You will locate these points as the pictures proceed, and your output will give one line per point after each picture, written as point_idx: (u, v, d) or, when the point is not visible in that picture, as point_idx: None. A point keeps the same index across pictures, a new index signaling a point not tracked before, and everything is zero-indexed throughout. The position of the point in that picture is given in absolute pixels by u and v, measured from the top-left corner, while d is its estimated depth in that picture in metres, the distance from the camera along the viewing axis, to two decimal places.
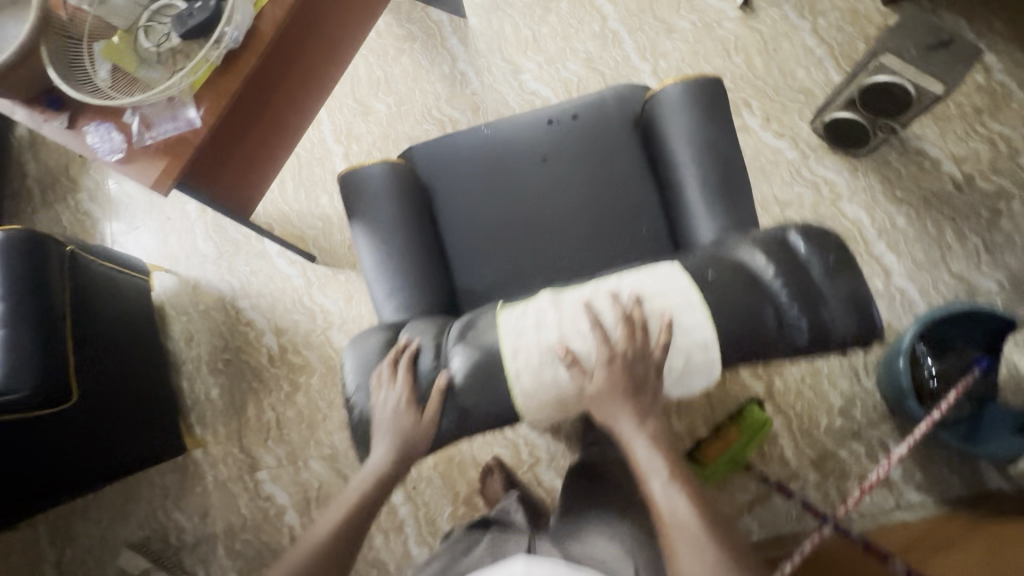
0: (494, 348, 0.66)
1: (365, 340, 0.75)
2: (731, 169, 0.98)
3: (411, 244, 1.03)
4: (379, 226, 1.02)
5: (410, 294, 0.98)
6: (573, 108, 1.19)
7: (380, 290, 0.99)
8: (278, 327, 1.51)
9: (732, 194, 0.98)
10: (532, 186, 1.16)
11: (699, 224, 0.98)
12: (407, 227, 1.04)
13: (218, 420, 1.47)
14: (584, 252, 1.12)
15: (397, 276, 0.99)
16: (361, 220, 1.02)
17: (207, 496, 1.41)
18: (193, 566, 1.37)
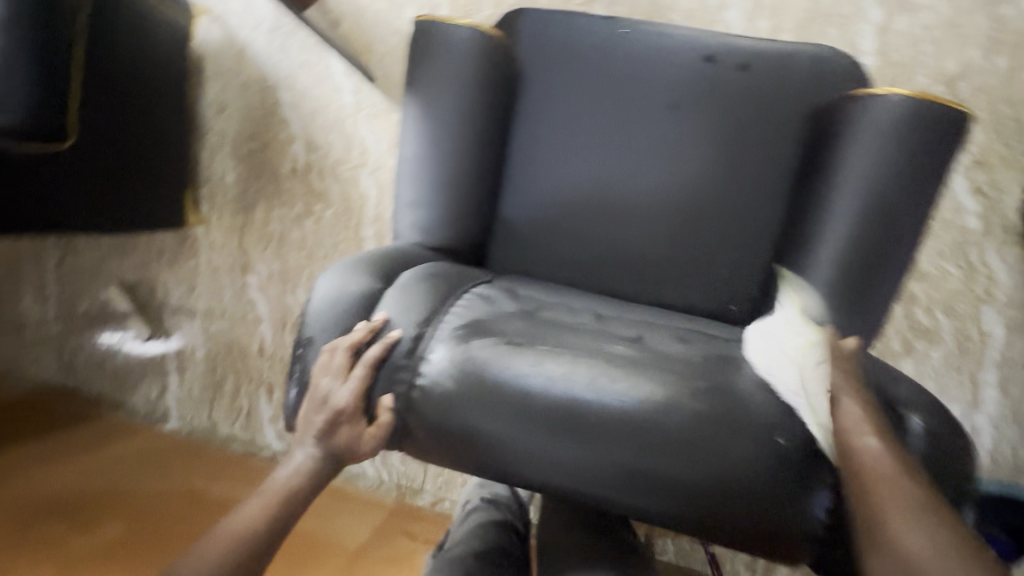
0: (479, 383, 0.57)
1: (343, 288, 0.61)
2: (891, 249, 0.72)
3: (464, 149, 0.82)
4: (437, 111, 0.81)
5: (438, 213, 0.82)
6: (748, 54, 0.85)
7: (407, 194, 0.83)
8: (310, 140, 1.35)
9: (872, 280, 0.73)
10: (641, 131, 0.88)
11: (810, 293, 0.75)
12: (468, 124, 0.82)
13: (225, 206, 1.40)
14: (657, 242, 0.89)
15: (431, 183, 0.81)
16: (420, 92, 0.81)
17: (197, 273, 1.43)
18: (171, 325, 1.46)
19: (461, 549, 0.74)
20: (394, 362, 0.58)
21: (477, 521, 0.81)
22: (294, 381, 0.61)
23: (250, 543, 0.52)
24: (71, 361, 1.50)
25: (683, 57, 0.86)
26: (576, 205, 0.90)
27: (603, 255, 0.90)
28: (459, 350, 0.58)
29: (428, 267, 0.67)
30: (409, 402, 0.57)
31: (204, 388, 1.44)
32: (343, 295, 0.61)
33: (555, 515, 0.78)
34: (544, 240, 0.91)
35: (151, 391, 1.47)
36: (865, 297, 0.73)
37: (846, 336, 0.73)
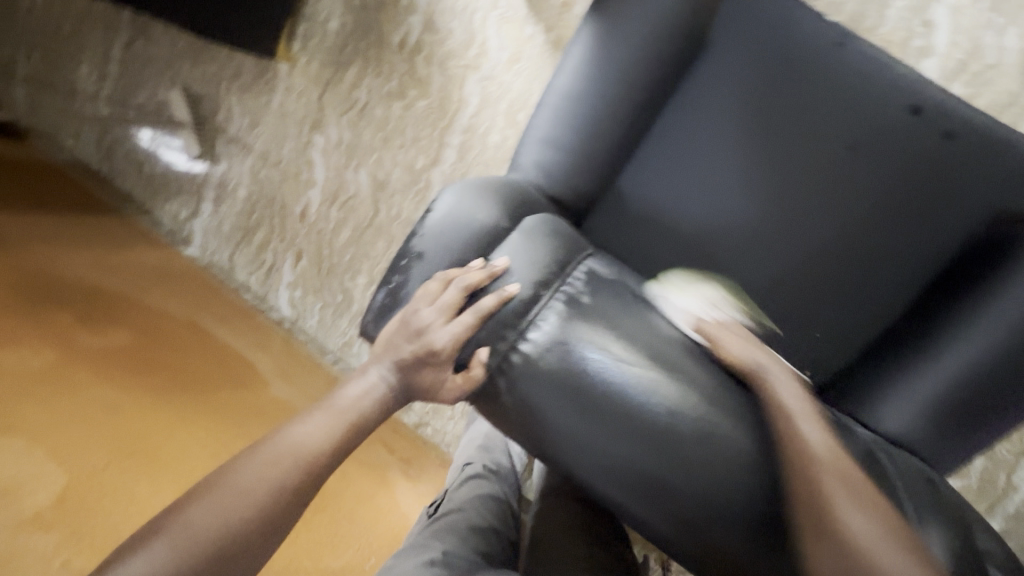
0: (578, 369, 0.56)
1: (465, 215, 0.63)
2: (1013, 392, 0.67)
3: (622, 103, 0.73)
4: (614, 50, 0.71)
5: (566, 161, 0.74)
6: (959, 124, 0.74)
7: (542, 127, 0.74)
8: (431, 19, 1.23)
9: (978, 413, 0.68)
10: (803, 159, 0.79)
11: (905, 399, 0.71)
12: (639, 77, 0.73)
13: (318, 54, 1.29)
14: (765, 278, 0.82)
15: (573, 127, 0.73)
16: (606, 21, 0.71)
17: (265, 112, 1.33)
18: (221, 154, 1.38)
19: (464, 510, 0.79)
20: (502, 318, 0.58)
21: (480, 485, 0.86)
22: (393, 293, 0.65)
23: (311, 462, 0.52)
24: (110, 149, 1.44)
25: (889, 98, 0.76)
26: (699, 207, 0.82)
27: (703, 269, 0.83)
28: (561, 325, 0.58)
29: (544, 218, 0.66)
30: (501, 363, 0.58)
31: (234, 229, 1.39)
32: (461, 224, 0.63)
33: (553, 508, 0.82)
34: (650, 228, 0.84)
35: (181, 211, 1.41)
36: (961, 426, 0.69)
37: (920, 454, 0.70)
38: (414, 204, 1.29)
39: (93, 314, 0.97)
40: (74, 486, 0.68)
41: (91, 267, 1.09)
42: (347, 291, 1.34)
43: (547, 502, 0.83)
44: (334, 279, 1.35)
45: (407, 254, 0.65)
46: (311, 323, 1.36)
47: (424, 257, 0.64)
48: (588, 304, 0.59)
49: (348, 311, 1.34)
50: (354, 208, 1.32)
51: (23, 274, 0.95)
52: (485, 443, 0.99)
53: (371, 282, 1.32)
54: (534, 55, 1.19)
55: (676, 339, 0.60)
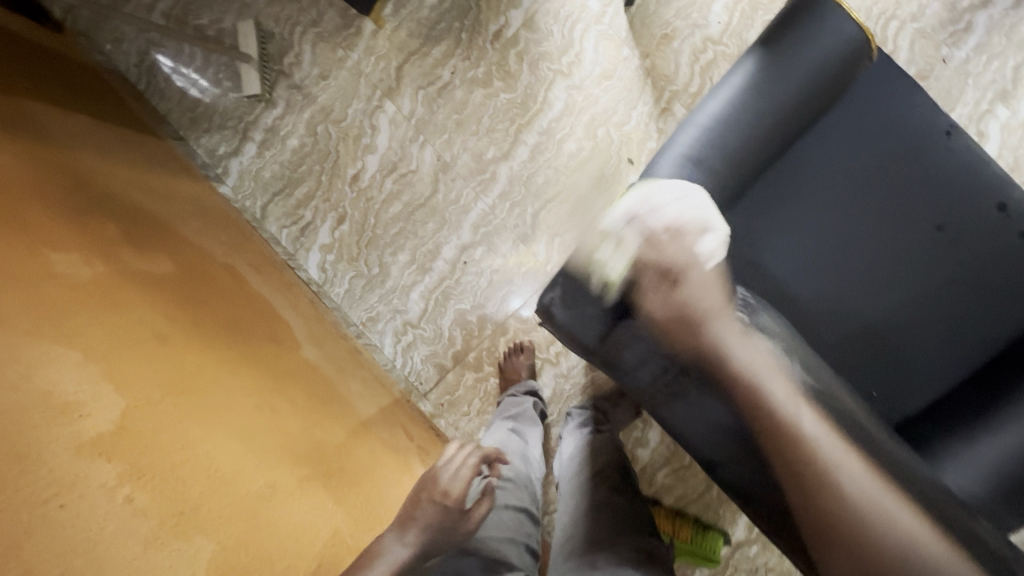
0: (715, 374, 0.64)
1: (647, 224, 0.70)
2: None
3: (759, 139, 0.75)
4: (767, 87, 0.73)
5: (706, 181, 0.74)
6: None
7: (685, 146, 0.75)
8: (531, 18, 1.23)
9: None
10: (895, 228, 0.84)
11: (954, 465, 0.75)
12: (785, 118, 0.74)
13: (409, 22, 1.26)
14: (842, 330, 0.86)
15: (718, 151, 0.74)
16: (764, 59, 0.74)
17: (339, 66, 1.28)
18: (279, 97, 1.31)
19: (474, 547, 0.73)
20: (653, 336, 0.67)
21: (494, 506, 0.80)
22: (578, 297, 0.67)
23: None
24: (154, 64, 1.34)
25: (983, 191, 0.82)
26: (794, 253, 0.86)
27: (787, 310, 0.87)
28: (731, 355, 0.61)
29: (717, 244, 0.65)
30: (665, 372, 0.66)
31: (276, 177, 1.31)
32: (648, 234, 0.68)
33: (588, 516, 0.77)
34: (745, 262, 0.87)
35: (221, 146, 1.33)
36: (1017, 496, 0.72)
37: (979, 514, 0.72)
38: (474, 193, 1.27)
39: (137, 232, 0.88)
40: (131, 413, 0.61)
41: (133, 184, 1.00)
42: (385, 265, 1.29)
43: (579, 510, 0.79)
44: (373, 251, 1.29)
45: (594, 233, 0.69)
46: (338, 290, 1.31)
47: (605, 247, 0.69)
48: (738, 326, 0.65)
49: (381, 286, 1.29)
50: (411, 184, 1.28)
51: (69, 174, 0.86)
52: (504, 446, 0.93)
53: (414, 262, 1.28)
54: (626, 76, 1.22)
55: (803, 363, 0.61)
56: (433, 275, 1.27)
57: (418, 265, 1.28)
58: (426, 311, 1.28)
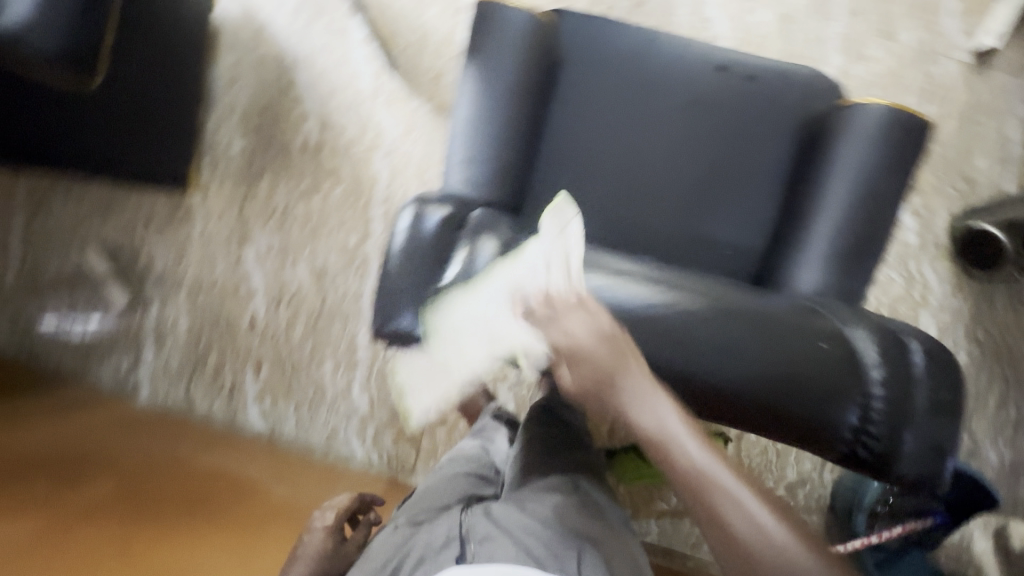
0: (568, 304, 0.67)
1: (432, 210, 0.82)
2: (871, 228, 0.86)
3: (514, 121, 0.90)
4: (493, 83, 0.88)
5: (490, 171, 0.88)
6: (754, 70, 0.99)
7: (460, 151, 0.88)
8: (324, 119, 1.38)
9: (857, 258, 0.86)
10: (663, 123, 1.00)
11: (802, 270, 0.88)
12: (520, 95, 0.91)
13: (227, 176, 1.38)
14: (671, 218, 0.99)
15: (484, 144, 0.88)
16: (476, 62, 0.89)
17: (188, 243, 1.38)
18: (151, 296, 1.38)
19: (428, 503, 0.85)
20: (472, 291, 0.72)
21: (444, 478, 0.92)
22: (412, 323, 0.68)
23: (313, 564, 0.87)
24: (27, 330, 1.38)
25: (702, 66, 1.00)
26: (603, 181, 1.00)
27: (625, 226, 1.00)
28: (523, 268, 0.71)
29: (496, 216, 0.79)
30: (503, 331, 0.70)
31: (185, 363, 1.37)
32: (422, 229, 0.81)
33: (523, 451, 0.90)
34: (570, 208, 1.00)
35: (122, 364, 1.37)
36: (852, 267, 0.86)
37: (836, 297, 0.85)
38: (358, 279, 1.36)
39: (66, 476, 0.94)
40: None
41: (48, 437, 1.05)
42: (319, 381, 1.35)
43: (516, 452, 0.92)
44: (302, 375, 1.36)
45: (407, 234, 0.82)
46: (290, 426, 1.35)
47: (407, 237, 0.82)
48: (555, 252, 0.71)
49: (324, 401, 1.35)
50: (301, 302, 1.37)
51: None
52: (453, 452, 1.04)
53: (341, 364, 1.35)
54: (425, 122, 1.37)
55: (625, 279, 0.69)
56: (362, 366, 1.35)
57: (345, 365, 1.35)
58: (373, 399, 1.34)
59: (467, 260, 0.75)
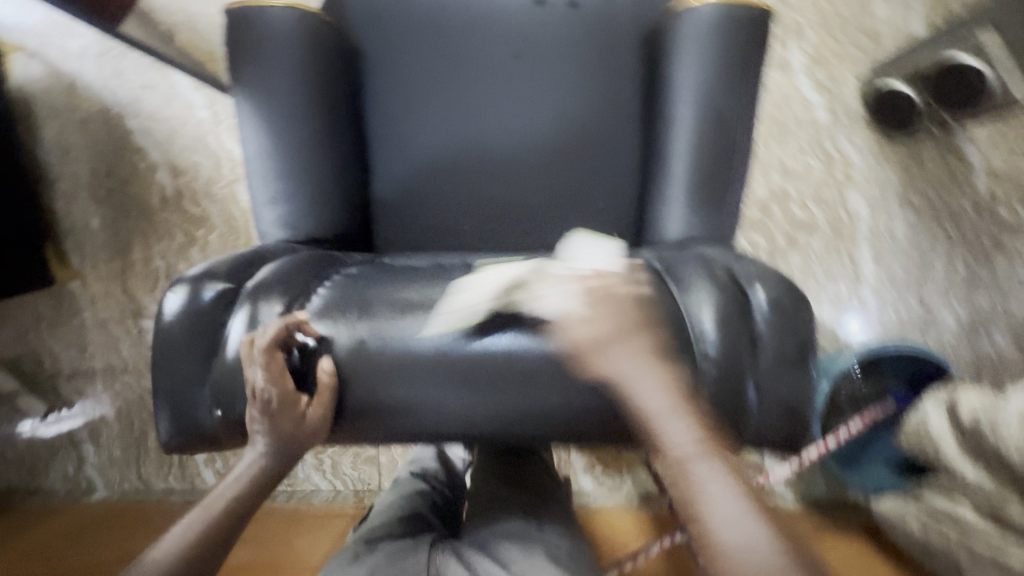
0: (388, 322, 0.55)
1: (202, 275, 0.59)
2: (731, 146, 0.76)
3: (318, 137, 0.78)
4: (274, 102, 0.76)
5: (303, 203, 0.77)
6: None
7: (264, 190, 0.76)
8: (173, 165, 1.27)
9: (722, 186, 0.77)
10: (493, 84, 0.89)
11: (672, 214, 0.79)
12: (313, 105, 0.78)
13: (98, 254, 1.30)
14: (531, 187, 0.90)
15: (287, 176, 0.76)
16: (244, 86, 0.76)
17: (85, 332, 1.32)
18: (69, 394, 1.34)
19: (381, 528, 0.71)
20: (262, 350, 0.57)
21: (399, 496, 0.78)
22: (183, 409, 0.56)
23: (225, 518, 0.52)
24: None
25: (517, 8, 0.88)
26: (447, 167, 0.89)
27: (484, 211, 0.90)
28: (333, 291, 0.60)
29: (305, 253, 0.69)
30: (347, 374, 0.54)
31: (126, 449, 1.34)
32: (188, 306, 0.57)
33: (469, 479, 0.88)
34: (420, 208, 0.90)
35: (67, 467, 1.35)
36: (719, 197, 0.77)
37: (708, 240, 0.76)
38: None
39: None
40: None
41: None
42: None
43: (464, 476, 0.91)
44: None
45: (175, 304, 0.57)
46: None
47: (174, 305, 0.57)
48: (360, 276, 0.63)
49: None
50: None
51: None
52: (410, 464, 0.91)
53: None
54: None
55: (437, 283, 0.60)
56: None
57: None
58: None
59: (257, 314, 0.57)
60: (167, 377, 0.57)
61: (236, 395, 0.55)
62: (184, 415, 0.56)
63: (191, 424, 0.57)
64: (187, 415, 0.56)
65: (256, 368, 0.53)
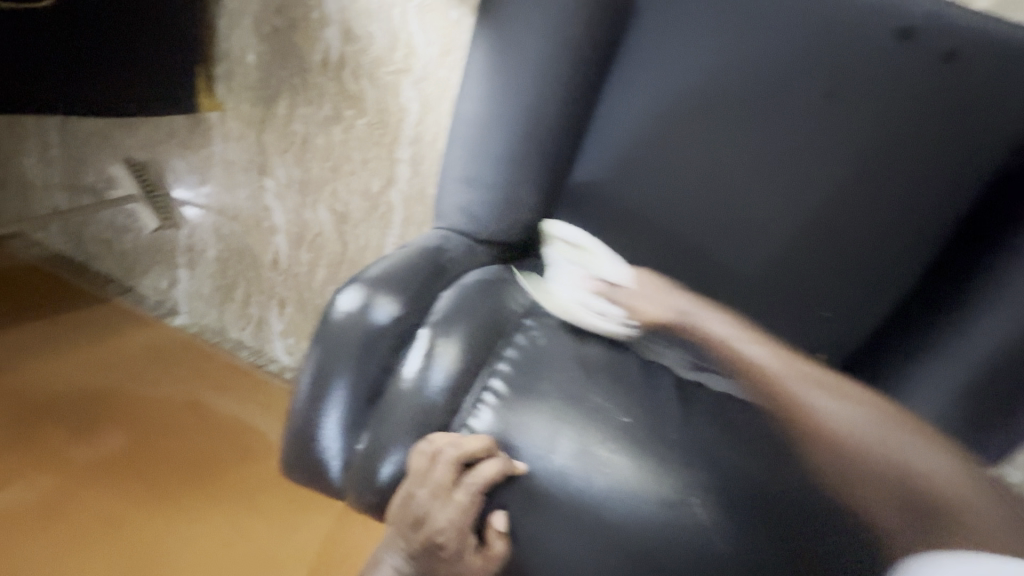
0: (558, 430, 0.47)
1: (388, 276, 0.50)
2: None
3: (544, 116, 0.60)
4: (517, 57, 0.58)
5: (498, 198, 0.61)
6: (956, 49, 0.60)
7: (461, 166, 0.61)
8: (347, 28, 1.10)
9: (1002, 408, 0.59)
10: (777, 127, 0.66)
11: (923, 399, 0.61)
12: (560, 80, 0.59)
13: (245, 93, 1.20)
14: (756, 270, 0.68)
15: (492, 160, 0.60)
16: (490, 28, 0.59)
17: (210, 165, 1.27)
18: (181, 218, 1.34)
19: None
20: (422, 406, 0.47)
21: None
22: (311, 437, 0.47)
23: None
24: (76, 233, 1.41)
25: (869, 30, 0.62)
26: (667, 201, 0.69)
27: (680, 265, 0.70)
28: (524, 359, 0.51)
29: (488, 272, 0.57)
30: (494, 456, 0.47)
31: (214, 289, 1.36)
32: (362, 313, 0.48)
33: None
34: (610, 234, 0.71)
35: (160, 281, 1.39)
36: (989, 419, 0.60)
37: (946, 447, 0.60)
38: (380, 231, 1.22)
39: (85, 424, 1.04)
40: None
41: (79, 367, 1.14)
42: None
43: None
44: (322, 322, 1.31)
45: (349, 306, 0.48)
46: None
47: (351, 306, 0.48)
48: (544, 347, 0.52)
49: None
50: (323, 247, 1.26)
51: (18, 402, 1.03)
52: None
53: None
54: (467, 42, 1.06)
55: (627, 399, 0.50)
56: None
57: None
58: None
59: (431, 360, 0.48)
60: (309, 387, 0.48)
61: (392, 478, 0.47)
62: (312, 442, 0.47)
63: (315, 458, 0.48)
64: (312, 445, 0.47)
65: (442, 502, 0.44)
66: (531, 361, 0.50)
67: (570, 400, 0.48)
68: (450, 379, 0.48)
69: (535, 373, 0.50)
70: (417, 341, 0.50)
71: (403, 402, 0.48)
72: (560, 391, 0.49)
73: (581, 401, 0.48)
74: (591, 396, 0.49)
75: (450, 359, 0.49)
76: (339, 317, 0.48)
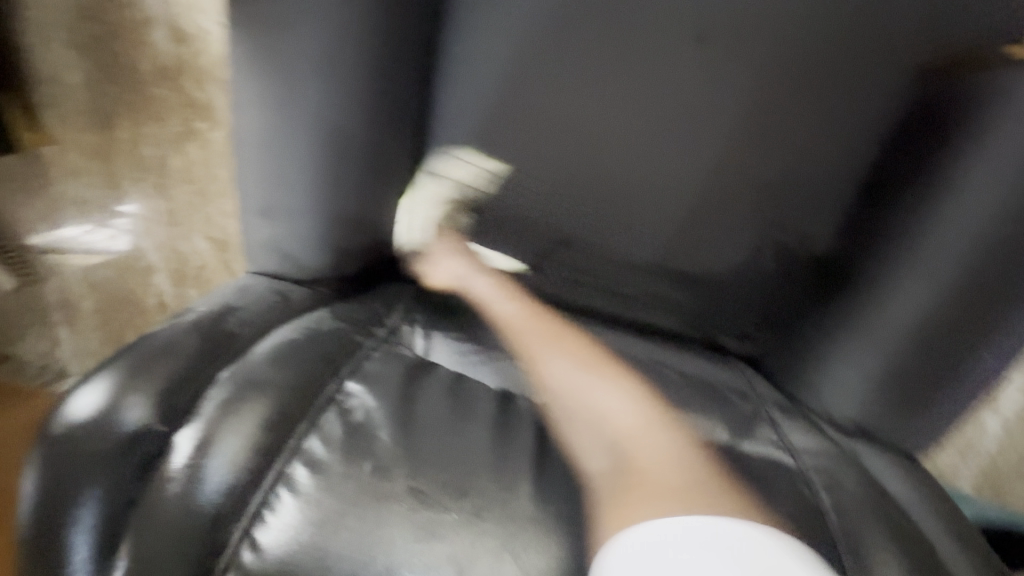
0: (363, 538, 0.32)
1: (146, 362, 0.38)
2: (982, 336, 0.46)
3: (354, 122, 0.48)
4: (299, 55, 0.45)
5: (308, 229, 0.50)
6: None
7: (255, 195, 0.49)
8: (175, 26, 0.91)
9: (931, 388, 0.49)
10: (650, 80, 0.54)
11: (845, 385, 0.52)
12: (362, 78, 0.47)
13: (77, 118, 1.01)
14: (649, 254, 0.59)
15: (294, 185, 0.49)
16: (258, 11, 0.45)
17: (59, 207, 1.08)
18: (41, 271, 1.15)
19: None
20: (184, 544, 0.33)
21: None
22: None
23: None
24: None
25: None
26: (536, 186, 0.59)
27: (569, 263, 0.61)
28: (335, 436, 0.37)
29: (299, 327, 0.45)
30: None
31: (102, 343, 1.20)
32: (95, 422, 0.34)
33: None
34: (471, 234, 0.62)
35: (39, 344, 1.22)
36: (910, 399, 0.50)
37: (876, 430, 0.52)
38: None
39: None
40: None
41: None
42: None
43: None
44: None
45: (86, 409, 0.35)
46: None
47: (93, 403, 0.35)
48: (359, 423, 0.39)
49: None
50: (209, 279, 1.12)
51: None
52: None
53: None
54: None
55: (473, 457, 0.38)
56: None
57: None
58: None
59: (201, 463, 0.35)
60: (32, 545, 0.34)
61: None
62: None
63: None
64: None
65: None
66: (334, 445, 0.37)
67: (377, 494, 0.34)
68: (229, 486, 0.34)
69: (333, 462, 0.36)
70: (184, 440, 0.36)
71: (158, 538, 0.33)
72: (364, 481, 0.35)
73: (398, 488, 0.34)
74: (417, 475, 0.36)
75: (238, 456, 0.35)
76: (75, 418, 0.35)
